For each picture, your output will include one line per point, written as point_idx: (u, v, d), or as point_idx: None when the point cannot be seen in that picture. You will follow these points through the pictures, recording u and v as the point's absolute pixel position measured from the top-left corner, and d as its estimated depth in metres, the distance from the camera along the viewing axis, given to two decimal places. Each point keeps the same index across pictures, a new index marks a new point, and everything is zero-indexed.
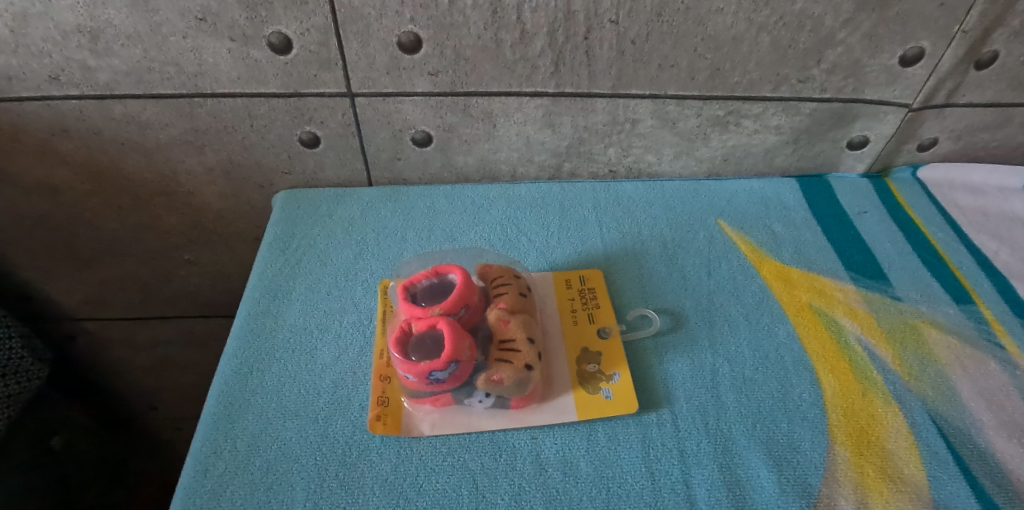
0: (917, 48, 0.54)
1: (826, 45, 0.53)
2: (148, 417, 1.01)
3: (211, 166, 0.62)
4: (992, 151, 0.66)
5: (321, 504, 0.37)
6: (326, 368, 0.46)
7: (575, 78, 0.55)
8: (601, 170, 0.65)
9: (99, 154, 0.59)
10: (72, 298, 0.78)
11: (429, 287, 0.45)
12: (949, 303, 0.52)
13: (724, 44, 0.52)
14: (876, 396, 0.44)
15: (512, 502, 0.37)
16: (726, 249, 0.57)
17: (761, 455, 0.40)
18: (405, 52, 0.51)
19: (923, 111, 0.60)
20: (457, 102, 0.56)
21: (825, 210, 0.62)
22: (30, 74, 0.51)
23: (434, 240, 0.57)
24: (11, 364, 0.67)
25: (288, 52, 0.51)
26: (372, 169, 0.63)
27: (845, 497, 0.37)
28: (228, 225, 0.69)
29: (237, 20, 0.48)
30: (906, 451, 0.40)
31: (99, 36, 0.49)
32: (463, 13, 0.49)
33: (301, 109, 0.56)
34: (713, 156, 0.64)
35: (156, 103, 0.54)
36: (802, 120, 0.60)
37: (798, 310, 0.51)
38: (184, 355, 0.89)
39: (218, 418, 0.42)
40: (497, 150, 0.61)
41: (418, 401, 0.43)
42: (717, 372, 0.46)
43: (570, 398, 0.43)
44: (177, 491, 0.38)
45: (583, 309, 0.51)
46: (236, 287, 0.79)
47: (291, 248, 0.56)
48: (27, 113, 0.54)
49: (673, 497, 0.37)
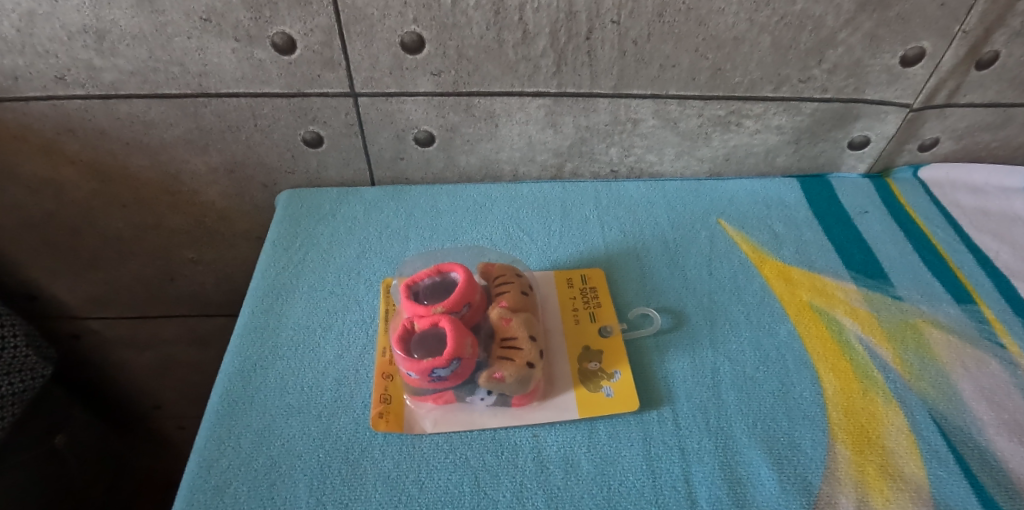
0: (918, 48, 0.54)
1: (826, 45, 0.53)
2: (150, 417, 1.01)
3: (215, 166, 0.62)
4: (993, 151, 0.66)
5: (323, 500, 0.37)
6: (328, 366, 0.46)
7: (577, 78, 0.55)
8: (603, 170, 0.65)
9: (104, 153, 0.60)
10: (76, 297, 0.78)
11: (432, 285, 0.45)
12: (950, 302, 0.52)
13: (725, 44, 0.53)
14: (877, 394, 0.44)
15: (513, 499, 0.37)
16: (727, 249, 0.58)
17: (762, 453, 0.40)
18: (407, 52, 0.52)
19: (924, 111, 0.60)
20: (459, 102, 0.56)
21: (826, 211, 0.62)
22: (36, 74, 0.52)
23: (436, 239, 0.58)
24: (14, 363, 0.68)
25: (291, 52, 0.51)
26: (375, 168, 0.64)
27: (845, 495, 0.37)
28: (231, 224, 0.70)
29: (241, 20, 0.49)
30: (906, 450, 0.40)
31: (105, 37, 0.49)
32: (466, 14, 0.49)
33: (304, 109, 0.56)
34: (714, 156, 0.64)
35: (161, 103, 0.55)
36: (803, 120, 0.60)
37: (799, 309, 0.51)
38: (187, 354, 0.90)
39: (222, 415, 0.42)
40: (499, 149, 0.62)
41: (420, 398, 0.43)
42: (718, 371, 0.46)
43: (571, 396, 0.44)
44: (181, 487, 0.38)
45: (585, 308, 0.51)
46: (238, 286, 0.79)
47: (295, 247, 0.57)
48: (33, 113, 0.55)
49: (674, 495, 0.37)
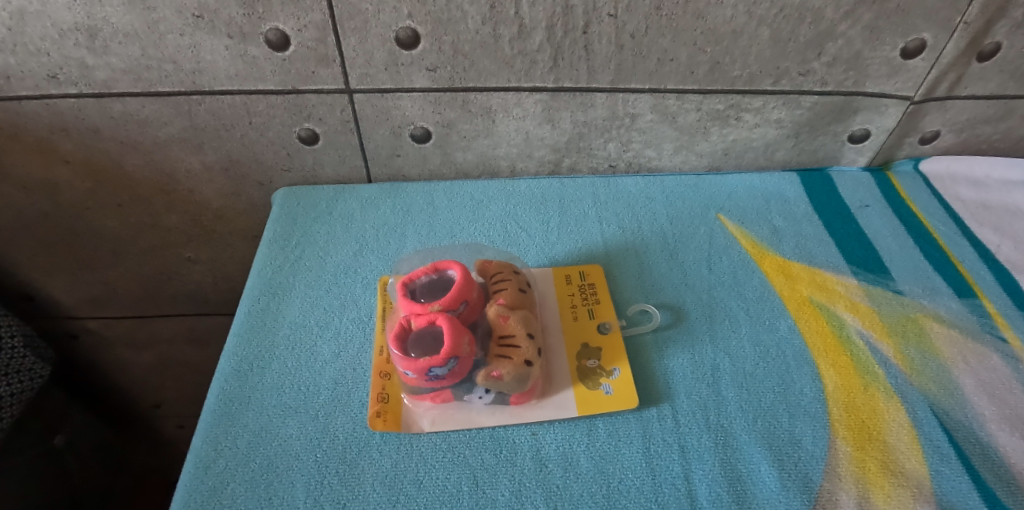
0: (918, 40, 0.53)
1: (826, 38, 0.53)
2: (148, 416, 1.01)
3: (211, 164, 0.62)
4: (995, 143, 0.65)
5: (321, 501, 0.37)
6: (326, 365, 0.46)
7: (574, 72, 0.54)
8: (601, 165, 0.65)
9: (98, 152, 0.59)
10: (72, 297, 0.78)
11: (428, 283, 0.45)
12: (952, 296, 0.51)
13: (723, 37, 0.52)
14: (877, 390, 0.44)
15: (512, 499, 0.37)
16: (726, 244, 0.57)
17: (761, 450, 0.40)
18: (402, 48, 0.51)
19: (925, 104, 0.60)
20: (455, 98, 0.56)
21: (826, 205, 0.62)
22: (28, 73, 0.51)
23: (434, 236, 0.57)
24: (12, 364, 0.67)
25: (285, 49, 0.51)
26: (372, 165, 0.63)
27: (846, 492, 0.37)
28: (227, 223, 0.69)
29: (234, 17, 0.48)
30: (906, 445, 0.40)
31: (97, 35, 0.49)
32: (461, 9, 0.48)
33: (299, 106, 0.56)
34: (713, 150, 0.64)
35: (154, 101, 0.54)
36: (802, 113, 0.60)
37: (799, 303, 0.51)
38: (186, 354, 0.89)
39: (219, 415, 0.42)
40: (496, 146, 0.61)
41: (418, 397, 0.43)
42: (717, 367, 0.46)
43: (570, 393, 0.43)
44: (178, 489, 0.38)
45: (583, 305, 0.51)
46: (236, 285, 0.79)
47: (292, 246, 0.56)
48: (26, 112, 0.54)
49: (674, 493, 0.37)
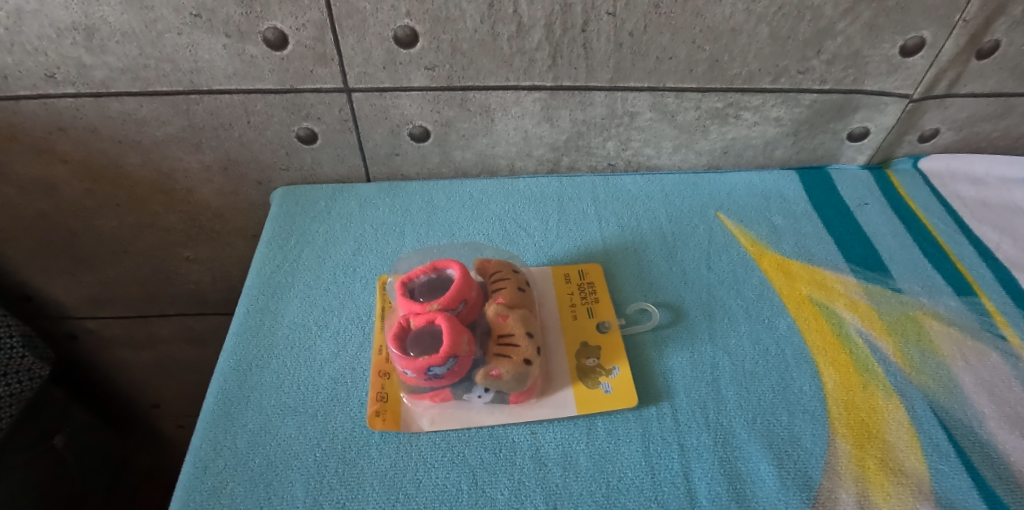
0: (917, 37, 0.53)
1: (825, 35, 0.52)
2: (149, 416, 1.01)
3: (209, 163, 0.61)
4: (994, 141, 0.65)
5: (321, 500, 0.37)
6: (325, 364, 0.46)
7: (573, 70, 0.54)
8: (600, 164, 0.65)
9: (97, 152, 0.59)
10: (71, 297, 0.78)
11: (427, 282, 0.45)
12: (951, 294, 0.51)
13: (722, 35, 0.52)
14: (877, 388, 0.44)
15: (511, 498, 0.37)
16: (726, 242, 0.57)
17: (761, 449, 0.40)
18: (401, 46, 0.51)
19: (924, 102, 0.60)
20: (454, 96, 0.56)
21: (825, 204, 0.62)
22: (25, 73, 0.51)
23: (433, 235, 0.57)
24: (11, 364, 0.67)
25: (282, 48, 0.51)
26: (370, 164, 0.63)
27: (845, 490, 0.37)
28: (226, 222, 0.69)
29: (232, 16, 0.48)
30: (906, 443, 0.40)
31: (94, 34, 0.48)
32: (459, 7, 0.48)
33: (298, 105, 0.56)
34: (712, 148, 0.64)
35: (153, 100, 0.54)
36: (801, 111, 0.60)
37: (798, 302, 0.51)
38: (185, 354, 0.89)
39: (218, 415, 0.42)
40: (495, 144, 0.61)
41: (417, 397, 0.42)
42: (717, 365, 0.46)
43: (569, 392, 0.43)
44: (177, 489, 0.38)
45: (583, 304, 0.51)
46: (235, 284, 0.79)
47: (291, 245, 0.56)
48: (24, 112, 0.54)
49: (673, 491, 0.37)
